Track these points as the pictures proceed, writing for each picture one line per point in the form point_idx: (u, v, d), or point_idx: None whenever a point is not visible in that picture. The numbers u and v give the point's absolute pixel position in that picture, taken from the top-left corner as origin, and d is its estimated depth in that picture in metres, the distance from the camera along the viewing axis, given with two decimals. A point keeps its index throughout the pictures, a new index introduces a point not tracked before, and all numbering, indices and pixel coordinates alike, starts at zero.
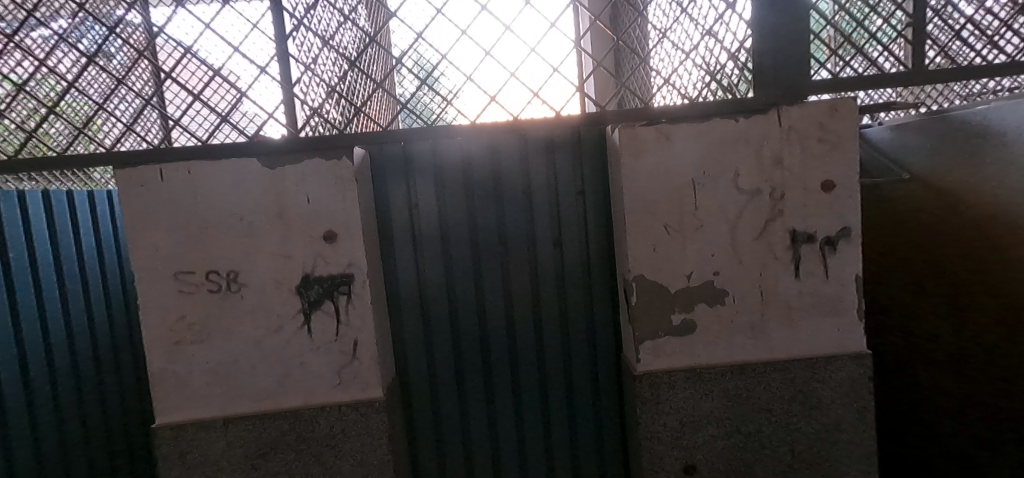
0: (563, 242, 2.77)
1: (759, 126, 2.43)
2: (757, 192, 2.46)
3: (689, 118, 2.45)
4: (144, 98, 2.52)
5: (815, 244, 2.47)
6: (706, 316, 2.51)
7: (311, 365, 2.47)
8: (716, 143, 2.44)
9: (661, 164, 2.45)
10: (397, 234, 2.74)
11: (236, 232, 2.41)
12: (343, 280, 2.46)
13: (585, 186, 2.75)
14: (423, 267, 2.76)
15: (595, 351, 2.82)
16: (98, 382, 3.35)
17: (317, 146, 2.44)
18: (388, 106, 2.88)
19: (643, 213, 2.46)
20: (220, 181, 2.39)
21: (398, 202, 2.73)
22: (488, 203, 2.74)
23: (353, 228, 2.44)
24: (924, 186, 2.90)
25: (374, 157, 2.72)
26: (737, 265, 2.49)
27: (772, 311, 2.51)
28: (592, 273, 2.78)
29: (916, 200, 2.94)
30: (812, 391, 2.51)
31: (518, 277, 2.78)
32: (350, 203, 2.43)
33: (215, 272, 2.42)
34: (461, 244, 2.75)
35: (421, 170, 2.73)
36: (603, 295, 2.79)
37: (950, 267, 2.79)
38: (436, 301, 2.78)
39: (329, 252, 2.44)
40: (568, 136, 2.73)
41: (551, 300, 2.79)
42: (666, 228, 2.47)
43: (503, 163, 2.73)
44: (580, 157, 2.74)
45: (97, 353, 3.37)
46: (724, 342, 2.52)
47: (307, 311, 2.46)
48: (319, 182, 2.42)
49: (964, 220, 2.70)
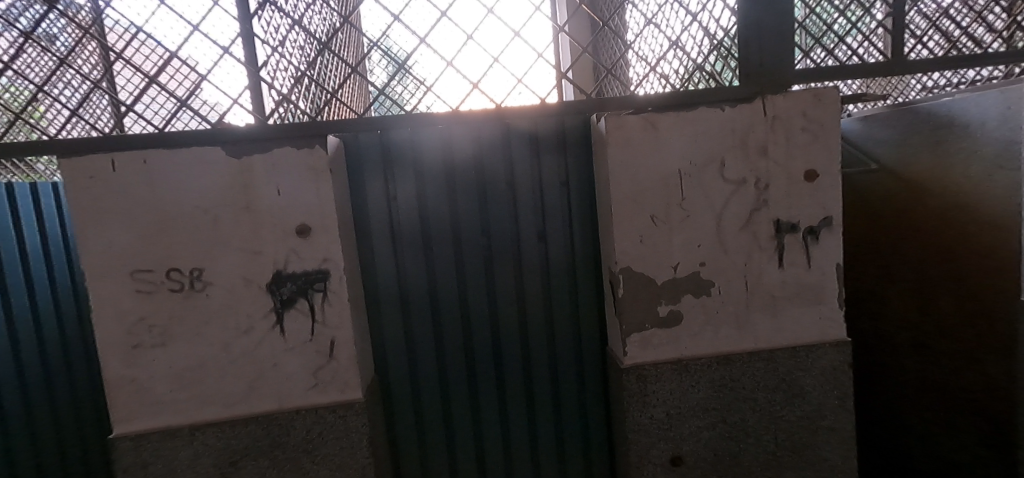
0: (548, 234, 2.70)
1: (744, 115, 2.41)
2: (743, 182, 2.44)
3: (675, 108, 2.42)
4: (90, 81, 2.29)
5: (798, 234, 2.48)
6: (692, 307, 2.50)
7: (285, 366, 2.34)
8: (702, 132, 2.41)
9: (648, 154, 2.40)
10: (374, 228, 2.61)
11: (200, 226, 2.24)
12: (319, 277, 2.33)
13: (569, 177, 2.68)
14: (402, 262, 2.65)
15: (580, 344, 2.78)
16: (47, 391, 3.11)
17: (287, 134, 2.29)
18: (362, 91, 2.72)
19: (629, 204, 2.42)
20: (182, 172, 2.22)
21: (376, 194, 2.60)
22: (470, 196, 2.64)
23: (328, 222, 2.31)
24: (891, 177, 2.92)
25: (350, 148, 2.58)
26: (722, 255, 2.48)
27: (756, 301, 2.51)
28: (577, 265, 2.73)
29: (885, 191, 2.96)
30: (795, 379, 2.54)
31: (501, 271, 2.70)
32: (325, 196, 2.30)
33: (177, 270, 2.24)
34: (442, 238, 2.65)
35: (400, 161, 2.60)
36: (588, 286, 2.74)
37: (915, 256, 2.84)
38: (416, 295, 2.67)
39: (303, 247, 2.31)
40: (551, 124, 2.66)
41: (535, 294, 2.73)
42: (653, 219, 2.43)
43: (486, 155, 2.63)
44: (565, 149, 2.67)
45: (45, 361, 3.10)
46: (710, 333, 2.51)
47: (280, 310, 2.32)
48: (290, 173, 2.28)
49: (927, 209, 2.76)
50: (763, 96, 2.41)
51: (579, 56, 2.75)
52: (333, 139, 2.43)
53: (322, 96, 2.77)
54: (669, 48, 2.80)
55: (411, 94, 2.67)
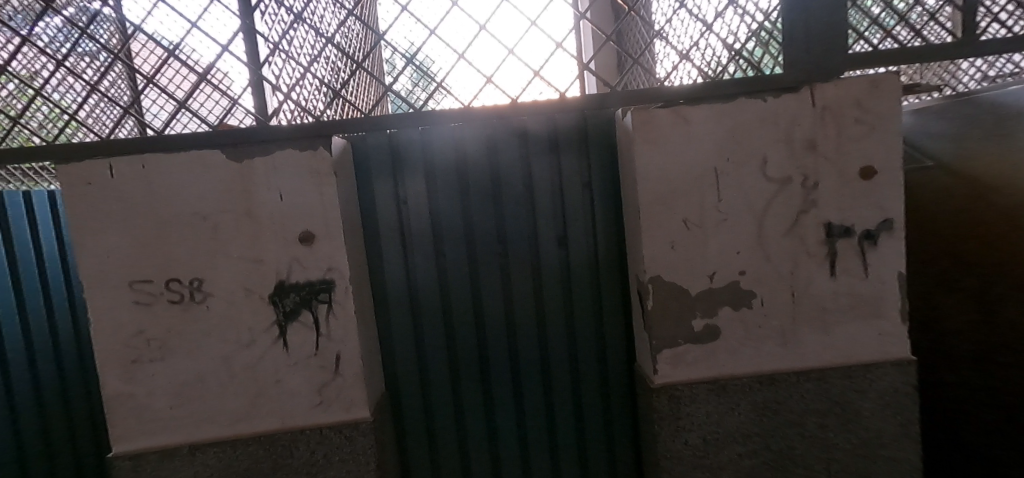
0: (569, 239, 2.49)
1: (789, 106, 2.15)
2: (788, 181, 2.18)
3: (711, 100, 2.18)
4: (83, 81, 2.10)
5: (853, 239, 2.20)
6: (731, 321, 2.24)
7: (289, 382, 2.20)
8: (741, 126, 2.17)
9: (680, 151, 2.17)
10: (384, 234, 2.46)
11: (199, 234, 2.12)
12: (323, 287, 2.19)
13: (592, 178, 2.47)
14: (413, 270, 2.48)
15: (605, 359, 2.55)
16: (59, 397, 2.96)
17: (289, 135, 2.15)
18: (371, 89, 2.56)
19: (659, 207, 2.19)
20: (181, 177, 2.10)
21: (386, 199, 2.45)
22: (484, 200, 2.47)
23: (332, 228, 2.17)
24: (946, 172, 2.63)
25: (357, 150, 2.43)
26: (765, 263, 2.22)
27: (804, 314, 2.24)
28: (601, 273, 2.51)
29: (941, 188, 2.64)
30: (850, 402, 2.25)
31: (519, 280, 2.50)
32: (329, 200, 2.16)
33: (176, 281, 2.13)
34: (455, 244, 2.48)
35: (410, 163, 2.45)
36: (614, 296, 2.52)
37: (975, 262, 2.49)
38: (428, 305, 2.50)
39: (307, 256, 2.17)
40: (572, 120, 2.46)
41: (555, 304, 2.52)
42: (686, 223, 2.20)
43: (501, 154, 2.45)
44: (587, 147, 2.47)
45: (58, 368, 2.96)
46: (751, 349, 2.25)
47: (283, 322, 2.18)
48: (292, 176, 2.14)
49: (991, 209, 2.42)
50: (811, 84, 2.15)
51: (602, 45, 2.53)
52: (339, 140, 2.29)
53: (330, 94, 2.63)
54: (705, 33, 2.55)
55: (422, 91, 2.50)
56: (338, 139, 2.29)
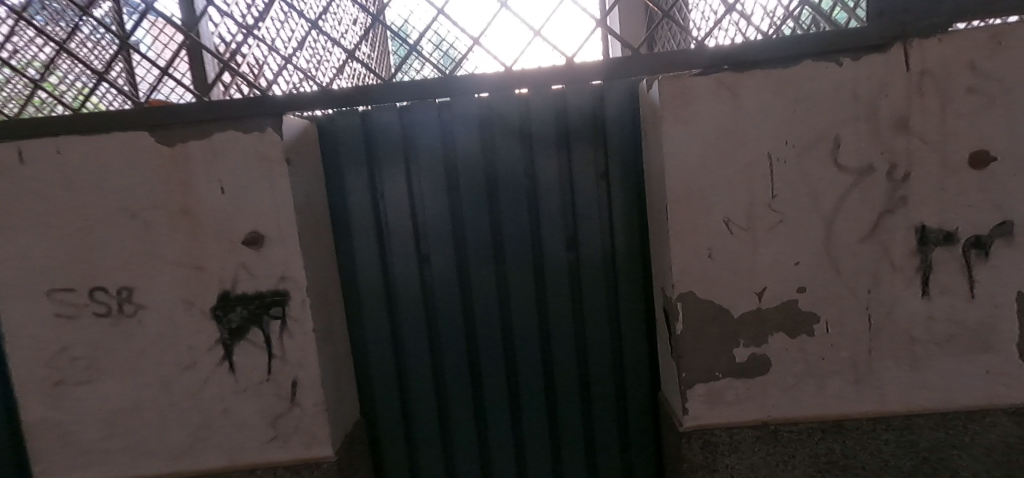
0: (580, 241, 2.07)
1: (874, 71, 1.62)
2: (867, 171, 1.66)
3: (766, 64, 1.66)
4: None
5: (955, 248, 1.67)
6: (785, 351, 1.75)
7: (238, 412, 1.84)
8: (806, 98, 1.65)
9: (724, 133, 1.68)
10: (357, 233, 2.08)
11: (127, 234, 1.76)
12: (276, 300, 1.80)
13: (610, 168, 2.03)
14: (392, 276, 2.10)
15: (622, 384, 2.14)
16: None
17: (229, 111, 1.73)
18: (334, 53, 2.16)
19: (694, 205, 1.72)
20: (102, 165, 1.74)
21: (359, 193, 2.06)
22: (477, 193, 2.04)
23: (286, 229, 1.77)
24: None
25: (324, 134, 2.05)
26: (832, 277, 1.71)
27: (883, 345, 1.73)
28: (619, 282, 2.08)
29: None
30: (943, 459, 1.74)
31: (518, 290, 2.09)
32: (282, 195, 1.76)
33: (103, 290, 1.78)
34: (441, 246, 2.08)
35: (387, 150, 2.05)
36: (634, 310, 2.09)
37: None
38: (410, 316, 2.12)
39: (255, 262, 1.78)
40: (586, 97, 2.01)
41: (563, 318, 2.10)
42: (727, 225, 1.72)
43: (497, 137, 2.02)
44: (602, 127, 2.02)
45: None
46: (811, 387, 1.76)
47: (229, 341, 1.82)
48: (236, 164, 1.75)
49: None
50: (904, 40, 1.60)
51: None
52: (298, 120, 1.89)
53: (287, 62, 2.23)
54: None
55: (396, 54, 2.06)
56: (297, 119, 1.89)
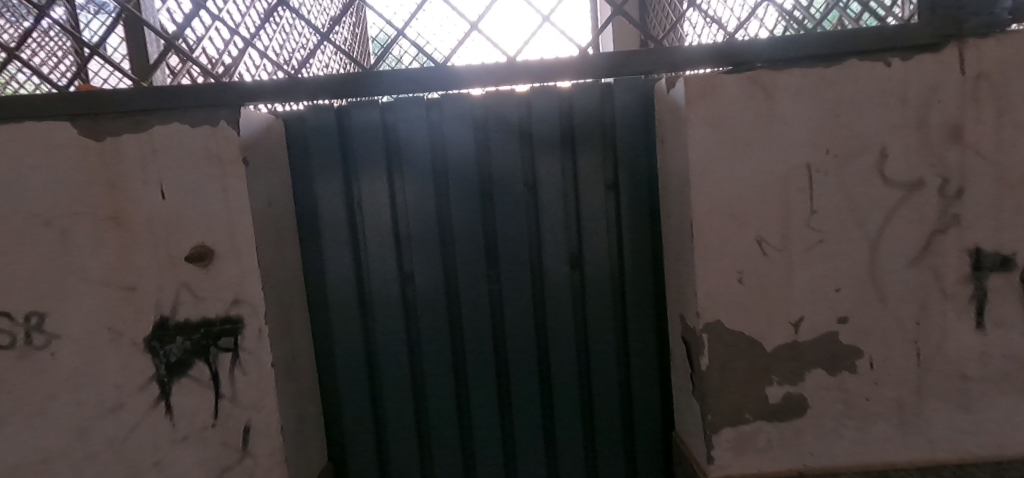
0: (585, 259, 1.82)
1: (926, 73, 1.43)
2: (917, 187, 1.47)
3: (805, 63, 1.46)
4: None
5: (1011, 274, 1.48)
6: (824, 391, 1.53)
7: (176, 465, 1.51)
8: (851, 102, 1.45)
9: (758, 140, 1.47)
10: (328, 247, 1.79)
11: (39, 247, 1.43)
12: (227, 328, 1.49)
13: (620, 176, 1.80)
14: (369, 298, 1.82)
15: (631, 421, 1.89)
16: None
17: (172, 99, 1.43)
18: (305, 38, 1.89)
19: (723, 222, 1.49)
20: (11, 162, 1.41)
21: (332, 201, 1.78)
22: (469, 202, 1.79)
23: (240, 243, 1.48)
24: None
25: (292, 131, 1.76)
26: (877, 306, 1.51)
27: (932, 384, 1.52)
28: (628, 305, 1.84)
29: None
30: None
31: (515, 313, 1.83)
32: (237, 203, 1.46)
33: (6, 316, 1.44)
34: (428, 263, 1.80)
35: (366, 152, 1.77)
36: (645, 338, 1.85)
37: None
38: (389, 344, 1.83)
39: (202, 283, 1.48)
40: (594, 97, 1.78)
41: (565, 346, 1.85)
42: (760, 245, 1.50)
43: (493, 140, 1.77)
44: (611, 131, 1.80)
45: None
46: (851, 431, 1.54)
47: (166, 378, 1.49)
48: (180, 165, 1.45)
49: None
50: (958, 39, 1.42)
51: None
52: (260, 114, 1.60)
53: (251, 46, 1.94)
54: None
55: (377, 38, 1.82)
56: (259, 112, 1.60)
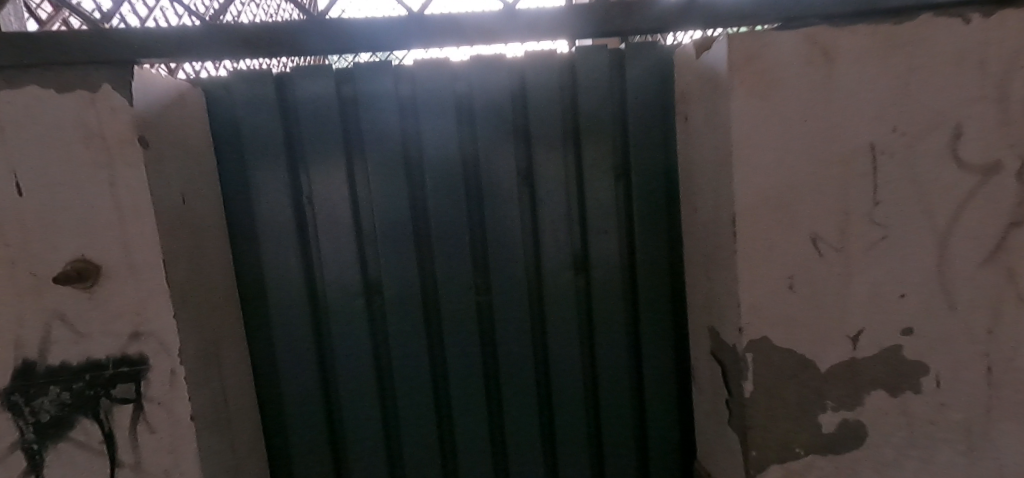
0: (592, 262, 1.51)
1: (1012, 32, 1.18)
2: (996, 171, 1.22)
3: (869, 18, 1.19)
4: None
5: None
6: (884, 416, 1.29)
7: None
8: (924, 69, 1.19)
9: (814, 116, 1.19)
10: (269, 255, 1.39)
11: None
12: (125, 372, 1.09)
13: (633, 162, 1.49)
14: (325, 316, 1.44)
15: (645, 450, 1.60)
16: None
17: (29, 53, 1.01)
18: None
19: (772, 216, 1.21)
20: None
21: (275, 197, 1.38)
22: (450, 194, 1.44)
23: (141, 256, 1.07)
24: None
25: (216, 106, 1.35)
26: (946, 315, 1.26)
27: (1008, 404, 1.29)
28: (643, 315, 1.54)
29: None
30: None
31: (508, 329, 1.50)
32: (135, 200, 1.06)
33: None
34: (399, 272, 1.44)
35: (317, 133, 1.38)
36: (663, 353, 1.56)
37: None
38: (351, 374, 1.46)
39: (85, 312, 1.07)
40: (601, 65, 1.46)
41: (568, 366, 1.54)
42: (815, 244, 1.23)
43: (480, 119, 1.43)
44: (621, 107, 1.49)
45: None
46: (913, 461, 1.30)
47: (37, 446, 1.07)
48: (46, 148, 1.03)
49: None
50: None
51: None
52: (166, 78, 1.19)
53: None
54: None
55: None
56: (164, 75, 1.19)
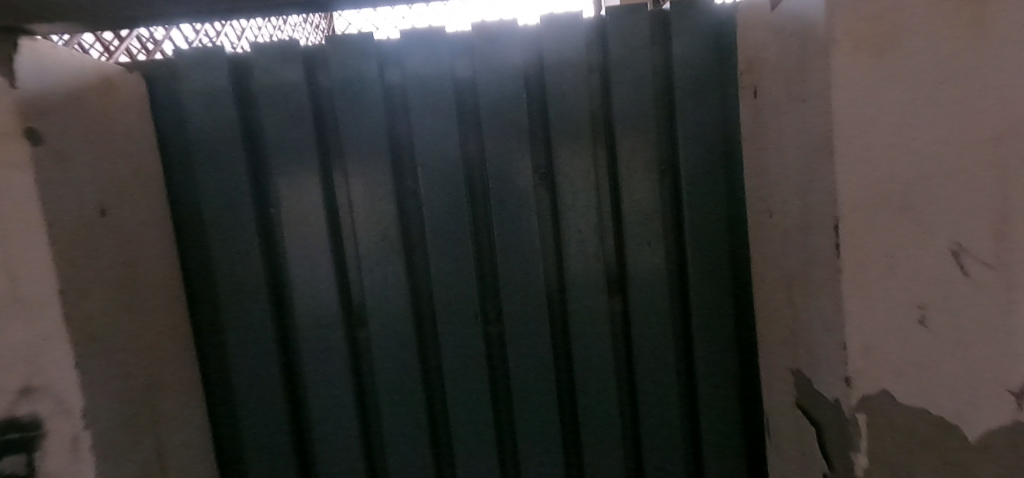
0: (632, 283, 1.17)
1: None
2: None
3: None
4: None
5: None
6: None
7: None
8: None
9: (951, 68, 0.80)
10: (227, 278, 1.13)
11: None
12: (14, 440, 0.81)
13: (684, 152, 1.15)
14: (298, 353, 1.16)
15: None
16: None
17: None
18: None
19: (891, 218, 0.85)
20: None
21: (233, 208, 1.12)
22: (448, 199, 1.13)
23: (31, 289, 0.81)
24: None
25: (164, 99, 1.11)
26: None
27: None
28: (701, 350, 1.19)
29: None
30: None
31: (525, 368, 1.18)
32: (22, 214, 0.81)
33: None
34: (387, 297, 1.15)
35: (283, 129, 1.11)
36: (727, 399, 1.20)
37: None
38: (330, 424, 1.17)
39: None
40: (641, 32, 1.13)
41: (604, 415, 1.20)
42: (957, 258, 0.82)
43: (486, 105, 1.13)
44: (667, 86, 1.16)
45: None
46: None
47: None
48: None
49: None
50: None
51: None
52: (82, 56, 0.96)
53: None
54: None
55: None
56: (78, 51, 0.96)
